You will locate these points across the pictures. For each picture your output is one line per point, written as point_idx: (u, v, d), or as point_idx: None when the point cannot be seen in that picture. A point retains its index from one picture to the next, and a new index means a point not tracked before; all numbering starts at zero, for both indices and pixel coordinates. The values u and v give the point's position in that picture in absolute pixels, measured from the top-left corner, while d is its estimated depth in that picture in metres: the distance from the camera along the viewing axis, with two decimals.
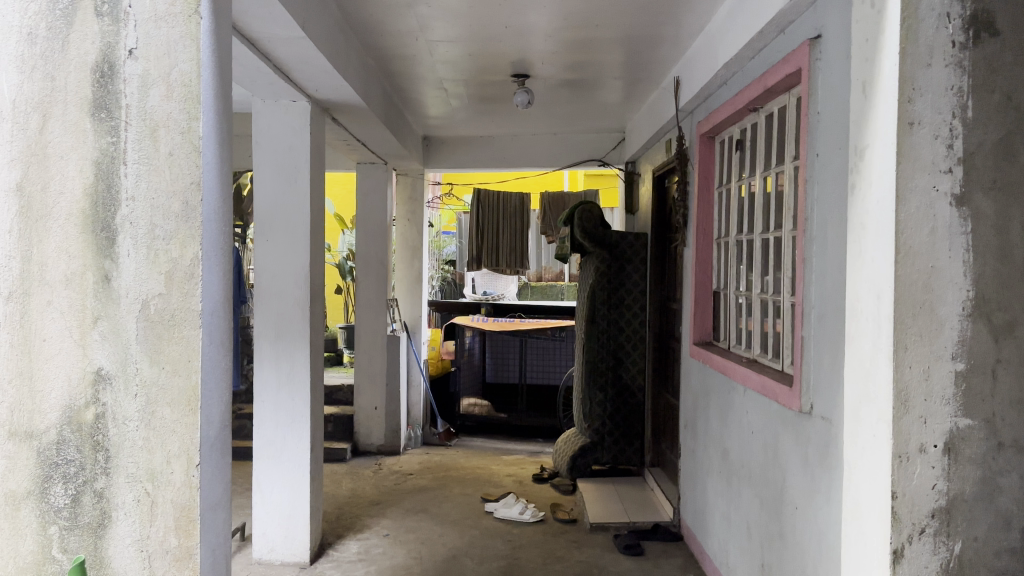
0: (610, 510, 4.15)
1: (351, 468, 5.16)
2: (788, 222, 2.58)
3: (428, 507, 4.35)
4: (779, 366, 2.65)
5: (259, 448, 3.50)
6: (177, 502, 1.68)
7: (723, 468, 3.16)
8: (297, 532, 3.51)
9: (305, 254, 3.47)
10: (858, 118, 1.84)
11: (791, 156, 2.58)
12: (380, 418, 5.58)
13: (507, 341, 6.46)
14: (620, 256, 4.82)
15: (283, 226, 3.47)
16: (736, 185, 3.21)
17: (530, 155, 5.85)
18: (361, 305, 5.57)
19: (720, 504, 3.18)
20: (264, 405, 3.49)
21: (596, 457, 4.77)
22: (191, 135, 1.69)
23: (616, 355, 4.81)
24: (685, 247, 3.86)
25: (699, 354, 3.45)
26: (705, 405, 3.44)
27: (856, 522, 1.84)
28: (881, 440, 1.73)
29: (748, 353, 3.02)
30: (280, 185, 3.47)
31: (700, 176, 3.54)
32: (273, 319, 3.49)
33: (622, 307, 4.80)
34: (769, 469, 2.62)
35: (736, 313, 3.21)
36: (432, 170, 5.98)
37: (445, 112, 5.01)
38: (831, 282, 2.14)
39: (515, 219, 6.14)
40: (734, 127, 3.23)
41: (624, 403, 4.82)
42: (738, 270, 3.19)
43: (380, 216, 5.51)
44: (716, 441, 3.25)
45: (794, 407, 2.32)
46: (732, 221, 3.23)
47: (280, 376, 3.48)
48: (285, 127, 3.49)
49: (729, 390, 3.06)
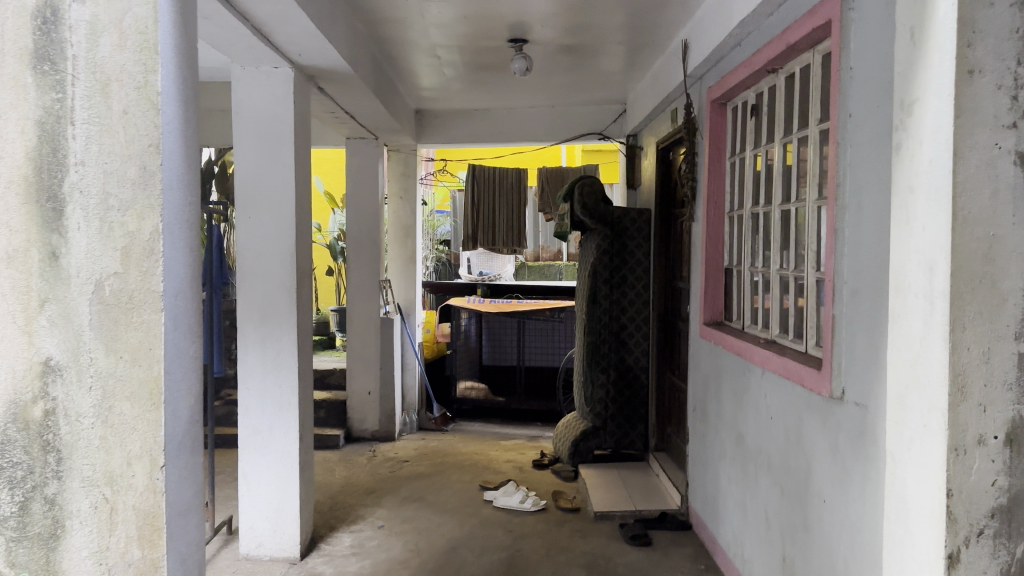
0: (615, 498, 3.97)
1: (344, 455, 4.97)
2: (813, 191, 2.39)
3: (425, 495, 4.16)
4: (802, 348, 2.47)
5: (245, 437, 3.31)
6: (140, 509, 1.49)
7: (737, 455, 2.97)
8: (285, 526, 3.32)
9: (291, 231, 3.25)
10: (906, 67, 1.64)
11: (815, 119, 2.38)
12: (374, 403, 5.39)
13: (506, 322, 6.26)
14: (622, 233, 4.61)
15: (267, 202, 3.25)
16: (751, 154, 3.01)
17: (527, 129, 5.62)
18: (353, 287, 5.37)
19: (735, 492, 3.00)
20: (249, 393, 3.30)
21: (597, 443, 4.61)
22: (149, 90, 1.47)
23: (618, 336, 4.62)
24: (694, 221, 3.65)
25: (710, 334, 3.26)
26: (716, 387, 3.25)
27: (901, 521, 1.65)
28: (933, 430, 1.54)
29: (766, 333, 2.83)
30: (263, 158, 3.25)
31: (711, 145, 3.33)
32: (258, 301, 3.28)
33: (624, 286, 4.60)
34: (792, 457, 2.43)
35: (752, 290, 3.01)
36: (425, 145, 5.76)
37: (439, 83, 4.79)
38: (868, 255, 1.94)
39: (511, 198, 5.91)
40: (749, 91, 3.02)
41: (627, 385, 4.64)
42: (753, 244, 2.99)
43: (371, 193, 5.29)
44: (730, 426, 3.06)
45: (822, 392, 2.13)
46: (748, 193, 3.03)
47: (266, 361, 3.28)
48: (267, 95, 3.26)
49: (745, 372, 2.87)
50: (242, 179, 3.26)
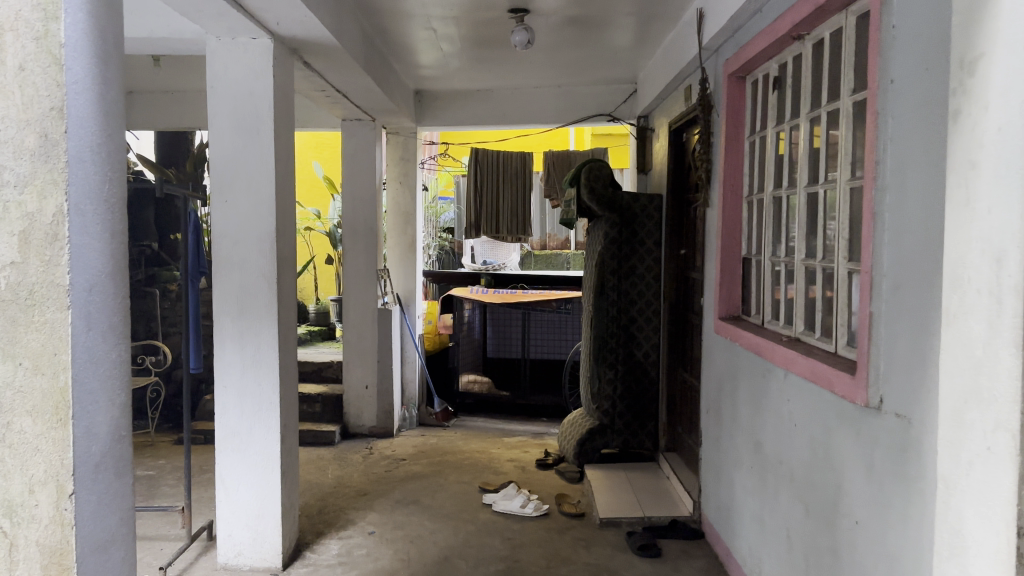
0: (622, 503, 3.72)
1: (338, 453, 4.75)
2: (845, 171, 2.12)
3: (420, 498, 3.92)
4: (830, 348, 2.20)
5: (222, 438, 3.08)
6: (44, 545, 1.25)
7: (755, 463, 2.71)
8: (266, 535, 3.09)
9: (271, 217, 3.01)
10: (967, 17, 1.37)
11: (848, 90, 2.11)
12: (371, 398, 5.16)
13: (510, 314, 5.97)
14: (632, 220, 4.34)
15: (245, 185, 3.01)
16: (773, 132, 2.73)
17: (533, 111, 5.34)
18: (349, 276, 5.12)
19: (751, 504, 2.75)
20: (227, 391, 3.06)
21: (605, 442, 4.38)
22: (50, 42, 1.22)
23: (627, 329, 4.36)
24: (709, 207, 3.38)
25: (727, 331, 2.99)
26: (732, 388, 2.99)
27: (959, 559, 1.39)
28: (998, 455, 1.28)
29: (788, 330, 2.56)
30: (240, 138, 3.01)
31: (728, 123, 3.05)
32: (235, 292, 3.04)
33: (633, 277, 4.35)
34: (818, 471, 2.18)
35: (773, 282, 2.75)
36: (426, 128, 5.50)
37: (438, 60, 4.53)
38: (913, 243, 1.67)
39: (516, 183, 5.63)
40: (771, 62, 2.74)
41: (636, 382, 4.38)
42: (775, 231, 2.72)
43: (368, 177, 5.03)
44: (747, 432, 2.80)
45: (857, 401, 1.87)
46: (769, 175, 2.76)
47: (245, 358, 3.04)
48: (243, 69, 3.00)
49: (765, 373, 2.61)
50: (218, 159, 3.02)
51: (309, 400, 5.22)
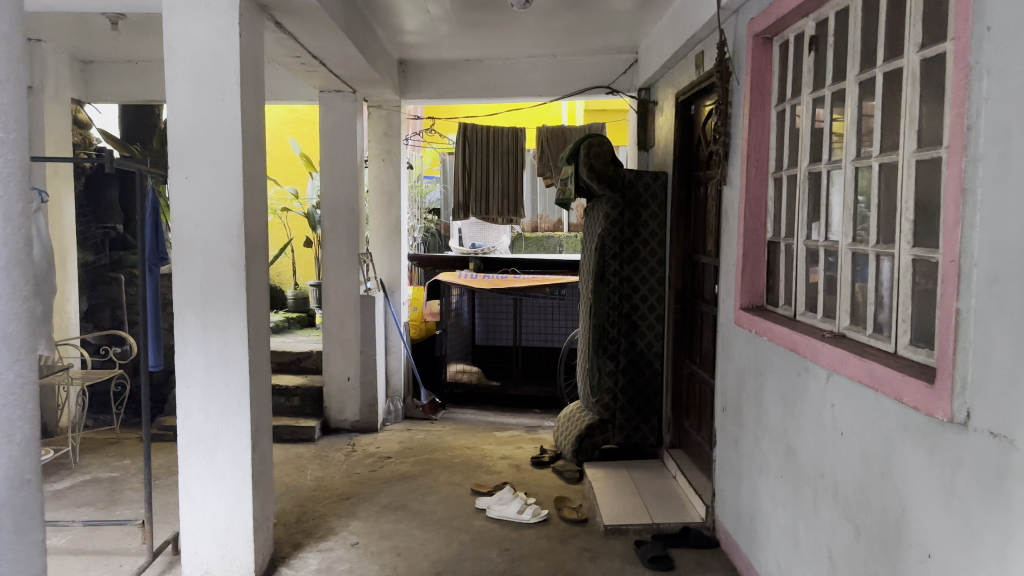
0: (627, 507, 3.43)
1: (320, 451, 4.42)
2: (909, 142, 1.82)
3: (408, 502, 3.61)
4: (888, 348, 1.92)
5: (185, 445, 2.74)
6: None
7: (786, 472, 2.42)
8: (237, 552, 2.77)
9: (239, 195, 2.67)
10: None
11: (914, 45, 1.81)
12: (354, 391, 4.83)
13: (500, 300, 5.64)
14: (634, 200, 4.02)
15: (209, 160, 2.66)
16: (811, 97, 2.42)
17: (526, 83, 4.99)
18: (329, 260, 4.77)
19: (781, 517, 2.46)
20: (191, 392, 2.72)
21: (605, 438, 4.08)
22: None
23: (629, 318, 4.06)
24: (727, 186, 3.08)
25: (750, 323, 2.69)
26: (757, 386, 2.69)
27: None
28: None
29: (829, 324, 2.26)
30: (203, 105, 2.65)
31: (753, 91, 2.73)
32: (198, 280, 2.69)
33: (636, 262, 4.05)
34: (872, 489, 1.88)
35: (808, 268, 2.45)
36: (410, 101, 5.14)
37: (424, 25, 4.18)
38: (1019, 226, 1.37)
39: (508, 159, 5.28)
40: (807, 19, 2.42)
41: (638, 373, 4.10)
42: (812, 210, 2.42)
43: (349, 153, 4.67)
44: (777, 436, 2.50)
45: (935, 415, 1.58)
46: (805, 147, 2.45)
47: (210, 356, 2.71)
48: (205, 26, 2.63)
49: (800, 372, 2.31)
50: (177, 131, 2.66)
51: (287, 392, 4.88)
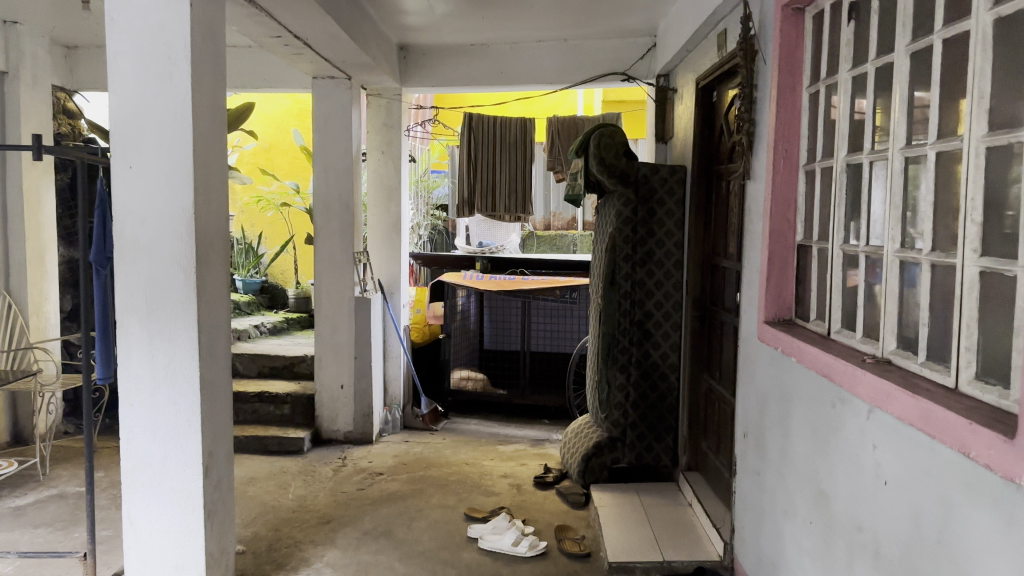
0: (636, 539, 3.07)
1: (307, 465, 4.11)
2: (977, 123, 1.44)
3: (393, 528, 3.27)
4: (946, 382, 1.53)
5: (131, 471, 2.43)
6: None
7: (816, 519, 2.04)
8: None
9: (189, 188, 2.34)
10: None
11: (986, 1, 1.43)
12: (347, 399, 4.51)
13: (510, 303, 5.28)
14: (649, 196, 3.65)
15: (156, 148, 2.34)
16: (850, 72, 2.03)
17: (536, 69, 4.63)
18: (322, 260, 4.44)
19: (809, 572, 2.08)
20: (136, 412, 2.42)
21: (614, 457, 3.72)
22: None
23: (642, 326, 3.70)
24: (750, 180, 2.70)
25: (775, 339, 2.32)
26: (782, 412, 2.32)
27: None
28: None
29: (869, 346, 1.89)
30: (147, 86, 2.33)
31: (781, 70, 2.36)
32: (144, 285, 2.38)
33: (650, 265, 3.68)
34: (924, 559, 1.51)
35: (845, 276, 2.07)
36: (412, 89, 4.80)
37: (422, 5, 3.84)
38: None
39: (516, 151, 4.92)
40: None
41: (652, 387, 3.73)
42: (852, 209, 2.04)
43: (344, 144, 4.34)
44: (806, 475, 2.12)
45: (1014, 480, 1.20)
46: (842, 132, 2.06)
47: (157, 370, 2.39)
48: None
49: (834, 404, 1.94)
50: (121, 115, 2.35)
51: (277, 400, 4.57)
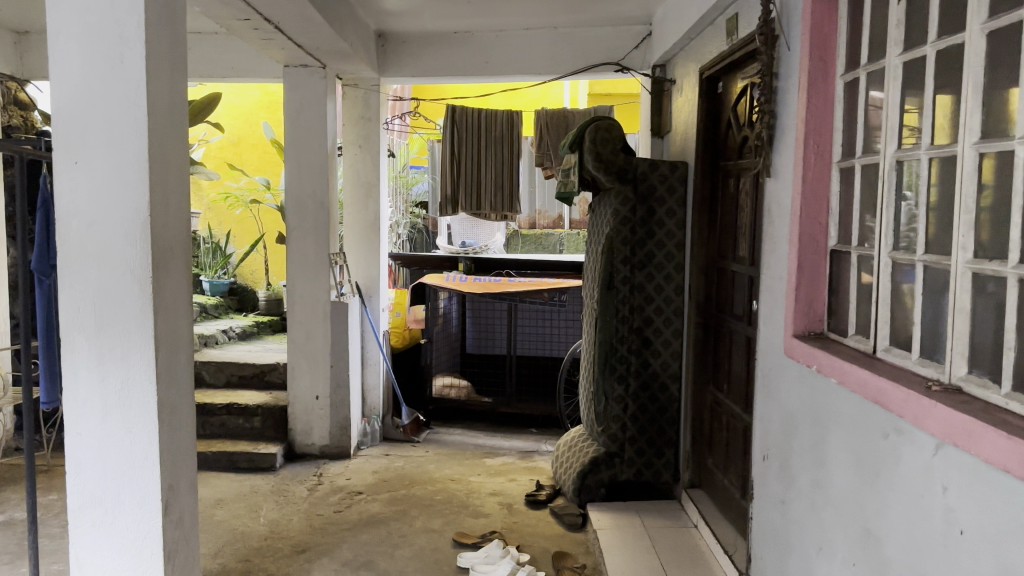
0: (641, 568, 2.82)
1: (280, 484, 3.82)
2: None
3: (375, 558, 3.00)
4: None
5: (78, 508, 2.13)
6: None
7: (862, 562, 1.81)
8: None
9: (144, 187, 2.04)
10: None
11: None
12: (322, 411, 4.22)
13: (494, 305, 5.02)
14: (648, 195, 3.41)
15: (105, 141, 2.04)
16: (902, 55, 1.77)
17: (523, 59, 4.36)
18: (295, 262, 4.14)
19: None
20: (84, 442, 2.12)
21: (612, 473, 3.47)
22: None
23: (641, 333, 3.46)
24: (769, 177, 2.46)
25: (807, 356, 2.08)
26: (814, 436, 2.08)
27: None
28: None
29: (927, 368, 1.65)
30: (94, 70, 2.02)
31: (812, 57, 2.12)
32: (92, 299, 2.08)
33: (650, 268, 3.45)
34: None
35: (893, 287, 1.83)
36: (391, 79, 4.51)
37: None
38: None
39: (502, 146, 4.66)
40: None
41: (651, 399, 3.49)
42: (902, 212, 1.79)
43: (318, 137, 4.05)
44: (848, 511, 1.89)
45: None
46: (891, 124, 1.80)
47: (107, 395, 2.10)
48: None
49: (887, 435, 1.70)
50: (64, 103, 2.04)
51: (248, 412, 4.27)
